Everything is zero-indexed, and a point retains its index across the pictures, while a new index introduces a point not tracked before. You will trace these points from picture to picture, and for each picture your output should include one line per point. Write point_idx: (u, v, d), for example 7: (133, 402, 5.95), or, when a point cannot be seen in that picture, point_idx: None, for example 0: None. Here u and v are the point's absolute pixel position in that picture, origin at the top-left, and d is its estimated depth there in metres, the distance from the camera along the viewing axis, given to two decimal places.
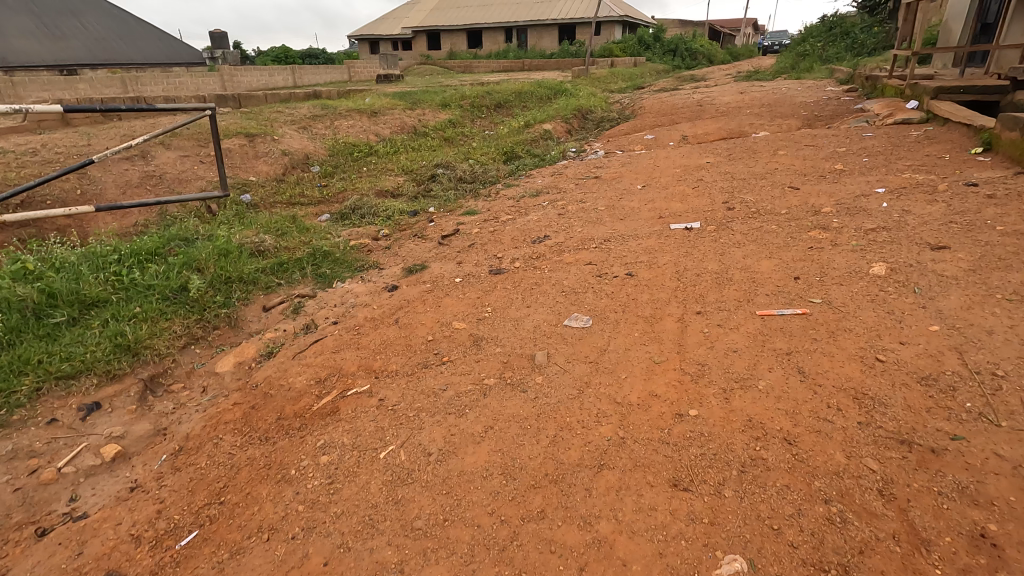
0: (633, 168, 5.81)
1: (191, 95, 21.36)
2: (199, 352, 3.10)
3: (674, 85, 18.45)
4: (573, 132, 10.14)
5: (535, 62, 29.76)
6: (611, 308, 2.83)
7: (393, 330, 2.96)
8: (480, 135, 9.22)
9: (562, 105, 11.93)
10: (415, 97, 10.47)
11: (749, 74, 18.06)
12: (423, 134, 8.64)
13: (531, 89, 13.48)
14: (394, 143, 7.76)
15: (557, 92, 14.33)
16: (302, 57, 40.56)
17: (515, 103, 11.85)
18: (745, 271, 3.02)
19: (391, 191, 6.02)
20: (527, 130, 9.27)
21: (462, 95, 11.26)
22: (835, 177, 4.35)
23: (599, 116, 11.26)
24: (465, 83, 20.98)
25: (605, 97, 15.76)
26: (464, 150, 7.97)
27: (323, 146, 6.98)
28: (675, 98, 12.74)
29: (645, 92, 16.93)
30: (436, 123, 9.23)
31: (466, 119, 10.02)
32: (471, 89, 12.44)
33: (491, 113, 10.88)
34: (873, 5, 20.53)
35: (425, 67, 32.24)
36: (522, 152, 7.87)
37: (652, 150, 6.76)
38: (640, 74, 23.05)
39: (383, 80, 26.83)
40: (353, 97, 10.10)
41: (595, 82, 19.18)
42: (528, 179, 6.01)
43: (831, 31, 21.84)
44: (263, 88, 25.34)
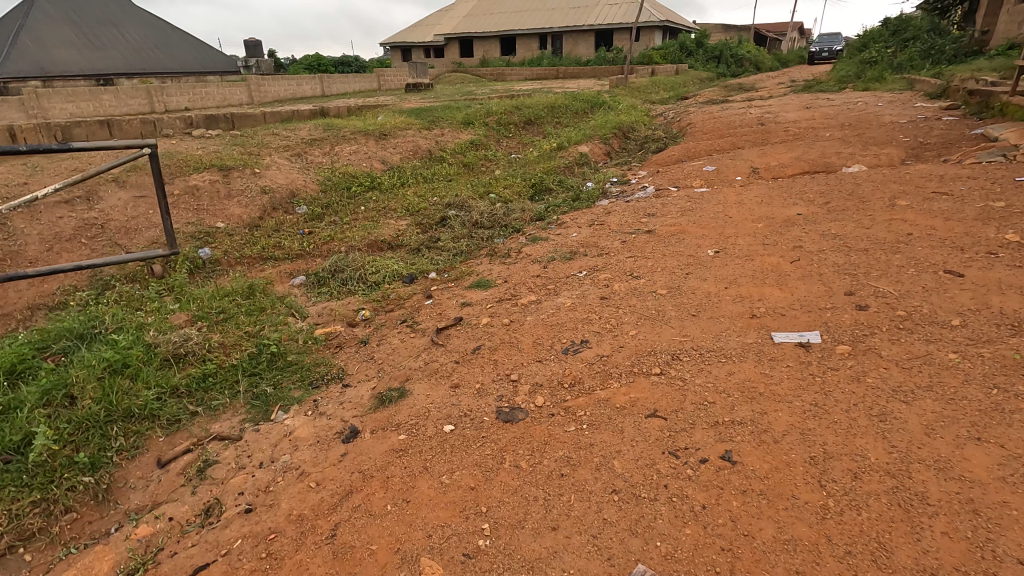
0: (694, 217, 4.50)
1: (217, 106, 20.88)
2: (29, 559, 1.98)
3: (722, 96, 16.91)
4: (612, 154, 8.86)
5: (570, 70, 28.56)
6: (704, 558, 1.55)
7: (318, 562, 1.74)
8: (505, 159, 8.02)
9: (599, 122, 10.63)
10: (434, 114, 9.33)
11: (806, 84, 16.39)
12: (439, 160, 7.49)
13: (564, 102, 12.22)
14: (403, 174, 6.63)
15: (593, 106, 13.03)
16: (334, 65, 40.30)
17: (546, 119, 10.62)
18: (946, 481, 1.67)
19: (387, 242, 4.86)
20: (559, 155, 8.02)
21: (487, 111, 10.09)
22: (1013, 257, 2.97)
23: (642, 135, 9.92)
24: (495, 94, 19.89)
25: (647, 110, 14.38)
26: (485, 182, 6.77)
27: (316, 179, 5.90)
28: (728, 113, 11.28)
29: (690, 104, 15.53)
30: (454, 146, 8.07)
31: (489, 139, 8.84)
32: (498, 103, 11.27)
33: (518, 132, 9.66)
34: None
35: (455, 75, 31.42)
36: (552, 184, 6.63)
37: (714, 189, 5.43)
38: (683, 83, 21.54)
39: (413, 89, 26.00)
40: (365, 114, 9.04)
41: (634, 92, 17.79)
42: (558, 228, 4.76)
43: (896, 35, 19.93)
44: (292, 97, 24.81)
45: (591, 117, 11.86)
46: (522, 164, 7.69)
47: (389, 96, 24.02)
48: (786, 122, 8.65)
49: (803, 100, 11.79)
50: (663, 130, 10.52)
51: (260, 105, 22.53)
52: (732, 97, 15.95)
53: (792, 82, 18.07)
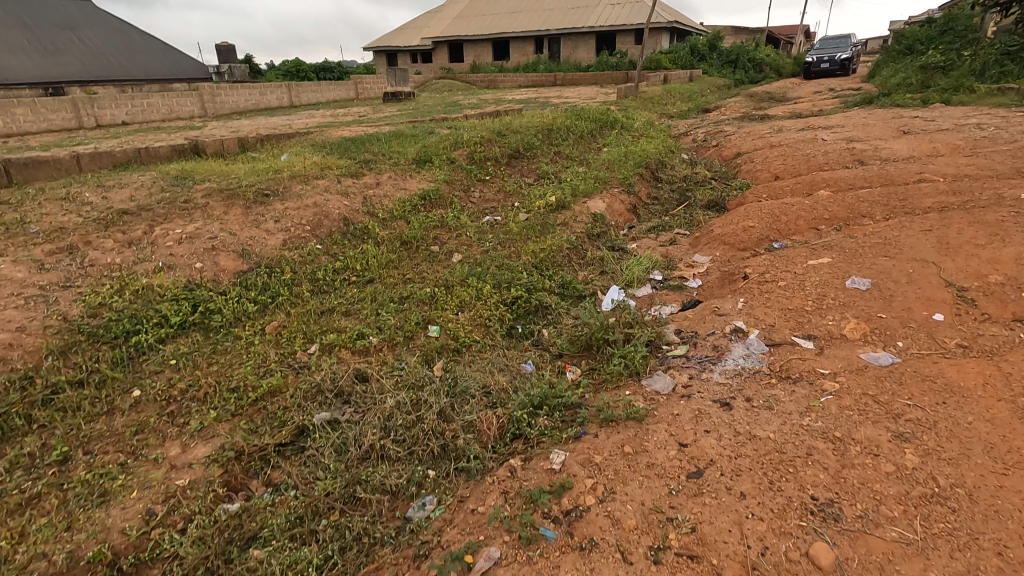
0: (978, 558, 1.47)
1: (160, 121, 17.89)
2: None
3: (755, 110, 13.92)
4: (639, 214, 5.84)
5: (568, 76, 25.82)
6: None
7: None
8: (471, 231, 5.00)
9: (612, 154, 7.62)
10: (373, 149, 6.30)
11: (858, 97, 13.42)
12: (357, 240, 4.47)
13: (563, 123, 9.18)
14: (271, 282, 3.61)
15: (602, 127, 9.99)
16: (315, 71, 37.48)
17: (539, 152, 7.58)
18: None
19: (105, 567, 1.85)
20: (558, 221, 4.98)
21: (456, 141, 7.05)
22: None
23: (677, 175, 6.91)
24: (484, 107, 16.97)
25: (668, 132, 11.41)
26: (426, 292, 3.74)
27: (63, 316, 2.90)
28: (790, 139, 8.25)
29: (718, 121, 12.67)
30: (390, 211, 5.05)
31: (454, 191, 5.82)
32: (476, 126, 8.28)
33: (499, 174, 6.61)
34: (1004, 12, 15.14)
35: (443, 82, 28.61)
36: (548, 300, 3.61)
37: (909, 363, 2.42)
38: (701, 93, 18.61)
39: (393, 99, 23.05)
40: (267, 150, 6.00)
41: (648, 106, 14.81)
42: (562, 539, 1.73)
43: (950, 33, 17.12)
44: (255, 108, 21.89)
45: (600, 145, 8.84)
46: (498, 242, 4.66)
47: (365, 108, 21.07)
48: (906, 165, 5.64)
49: (884, 121, 8.77)
50: (704, 166, 7.51)
51: (214, 118, 19.53)
52: (770, 112, 12.95)
53: (835, 94, 15.11)
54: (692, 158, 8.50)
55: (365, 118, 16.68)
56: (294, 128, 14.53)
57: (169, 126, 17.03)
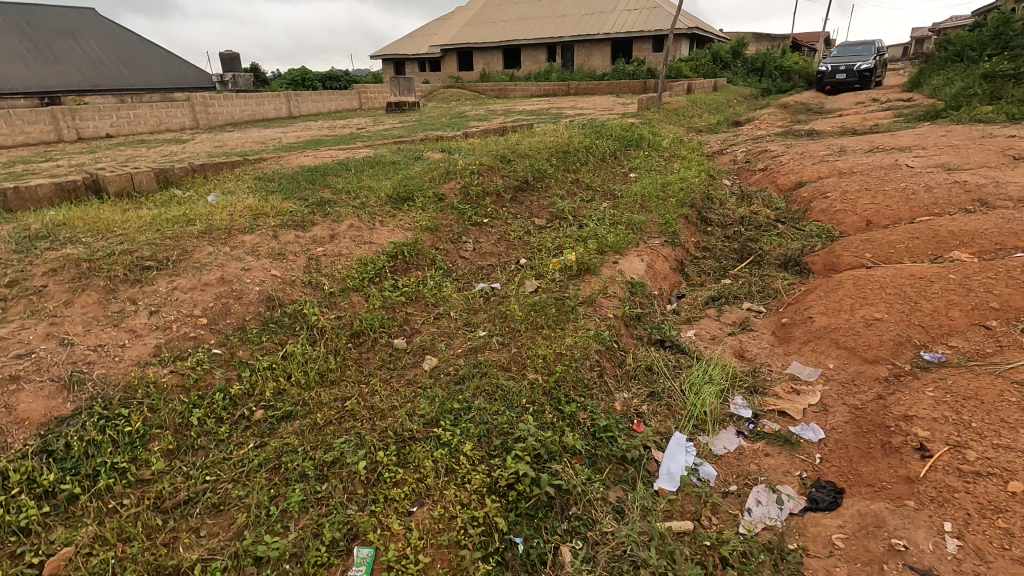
0: None
1: (146, 134, 16.71)
2: None
3: (796, 124, 12.32)
4: (688, 276, 4.32)
5: (582, 86, 24.47)
6: None
7: None
8: (457, 313, 3.51)
9: (643, 185, 6.10)
10: (336, 183, 4.84)
11: (916, 111, 11.78)
12: (281, 335, 3.00)
13: (581, 143, 7.68)
14: (100, 442, 2.15)
15: (626, 146, 8.47)
16: (320, 80, 36.51)
17: (553, 183, 6.08)
18: None
19: None
20: (581, 298, 3.47)
21: (447, 170, 5.57)
22: None
23: (731, 215, 5.37)
24: (492, 120, 15.59)
25: (702, 152, 9.87)
26: (366, 453, 2.25)
27: None
28: (864, 164, 6.66)
29: (756, 137, 11.14)
30: (341, 281, 3.57)
31: (438, 244, 4.34)
32: (476, 148, 6.84)
33: (500, 215, 5.12)
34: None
35: (450, 91, 27.38)
36: (569, 477, 2.10)
37: None
38: (728, 104, 17.05)
39: (396, 109, 21.78)
40: (195, 187, 4.58)
41: (673, 120, 13.29)
42: None
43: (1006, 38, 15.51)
44: (251, 119, 20.73)
45: (627, 170, 7.32)
46: (493, 336, 3.16)
47: (366, 120, 19.79)
48: None
49: (976, 142, 7.14)
50: (759, 201, 5.97)
51: (206, 129, 18.33)
52: (816, 126, 11.34)
53: (883, 107, 13.53)
54: (740, 189, 6.95)
55: (362, 132, 15.36)
56: (283, 145, 13.22)
57: (154, 139, 15.84)
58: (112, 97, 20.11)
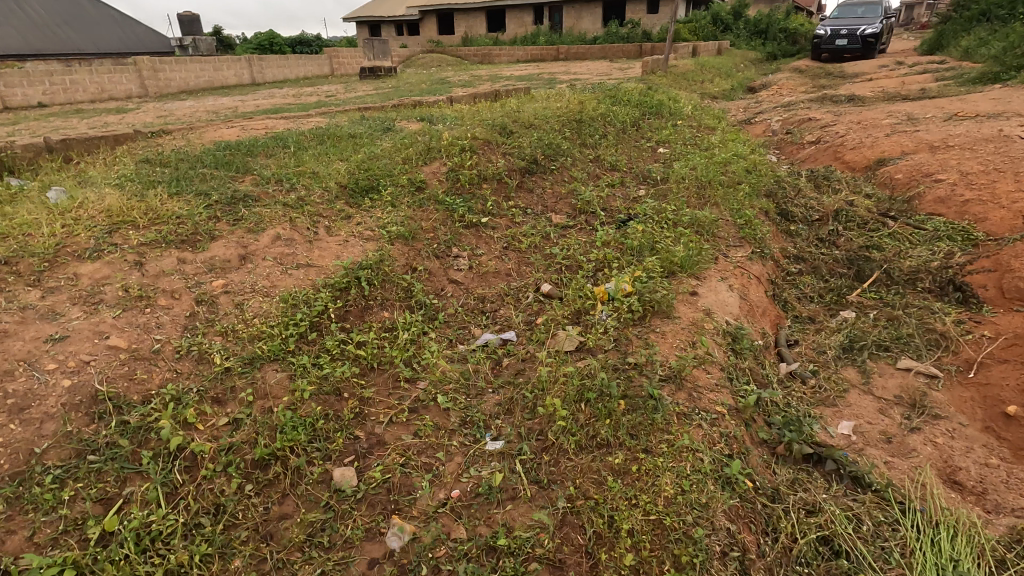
0: None
1: (86, 103, 14.74)
2: None
3: (825, 90, 10.86)
4: (789, 305, 2.92)
5: (573, 51, 22.74)
6: None
7: None
8: (449, 395, 2.09)
9: (687, 164, 4.64)
10: (263, 167, 3.31)
11: (959, 74, 10.36)
12: (105, 484, 1.55)
13: (594, 111, 6.15)
14: None
15: (646, 113, 6.98)
16: (290, 45, 34.00)
17: (569, 165, 4.59)
18: None
19: None
20: (660, 370, 2.05)
21: (428, 146, 4.04)
22: None
23: (816, 205, 3.95)
24: (479, 88, 13.94)
25: (729, 122, 8.39)
26: None
27: None
28: (957, 135, 5.25)
29: (785, 104, 9.70)
30: (250, 343, 2.11)
31: (416, 264, 2.86)
32: (466, 115, 5.30)
33: (504, 213, 3.65)
34: None
35: (431, 56, 25.36)
36: None
37: None
38: (738, 69, 15.50)
39: (371, 75, 19.78)
40: (44, 174, 3.04)
41: (684, 86, 11.75)
42: None
43: None
44: (210, 87, 18.71)
45: (654, 144, 5.85)
46: (519, 464, 1.75)
47: (337, 87, 17.91)
48: None
49: None
50: (840, 185, 4.56)
51: (155, 98, 16.26)
52: (852, 91, 9.87)
53: (916, 70, 12.14)
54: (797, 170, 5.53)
55: (331, 101, 13.55)
56: (237, 115, 11.41)
57: (93, 108, 13.87)
58: (48, 59, 17.81)
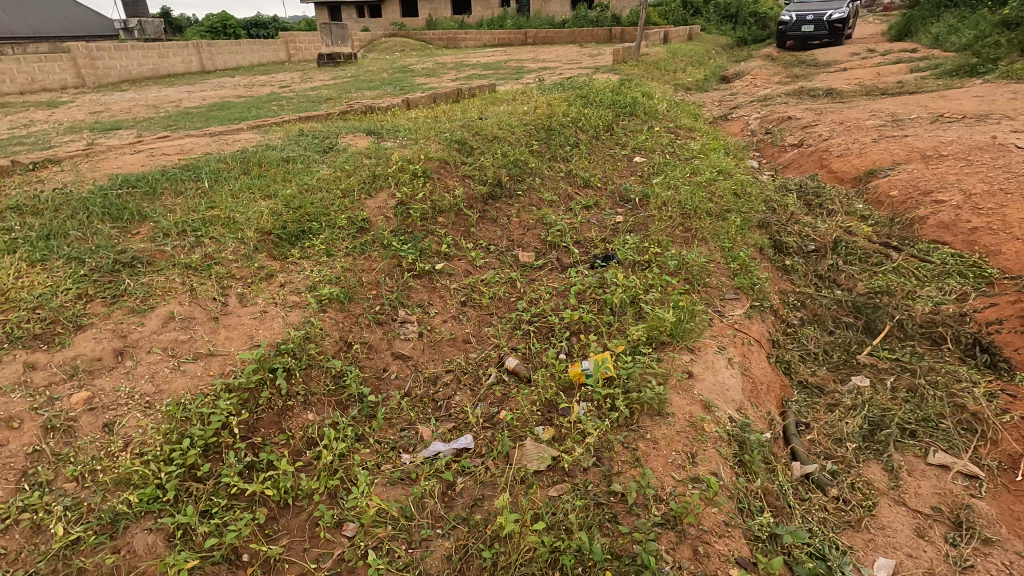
0: None
1: (13, 95, 13.51)
2: None
3: (800, 82, 10.55)
4: (794, 371, 2.51)
5: (541, 35, 22.08)
6: None
7: None
8: (384, 548, 1.60)
9: (667, 184, 4.19)
10: (167, 213, 2.74)
11: (933, 66, 10.13)
12: None
13: (564, 116, 5.64)
14: None
15: (620, 113, 6.50)
16: (245, 27, 32.32)
17: (537, 187, 4.09)
18: None
19: None
20: (654, 510, 1.61)
21: (373, 170, 3.48)
22: None
23: (812, 233, 3.55)
24: (443, 78, 13.26)
25: (705, 121, 7.98)
26: None
27: None
28: (951, 142, 4.92)
29: (760, 97, 9.37)
30: (114, 492, 1.58)
31: (353, 338, 2.35)
32: (423, 124, 4.75)
33: (462, 255, 3.14)
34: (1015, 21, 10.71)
35: (394, 40, 24.34)
36: None
37: None
38: (710, 56, 15.12)
39: (330, 63, 18.77)
40: None
41: (657, 78, 11.30)
42: None
43: None
44: (155, 76, 17.48)
45: (630, 154, 5.41)
46: None
47: (294, 75, 16.93)
48: None
49: None
50: (833, 203, 4.19)
51: (93, 89, 15.04)
52: (828, 84, 9.58)
53: (888, 59, 11.95)
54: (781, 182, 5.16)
55: (285, 94, 12.68)
56: (180, 112, 10.51)
57: (21, 101, 12.70)
58: None
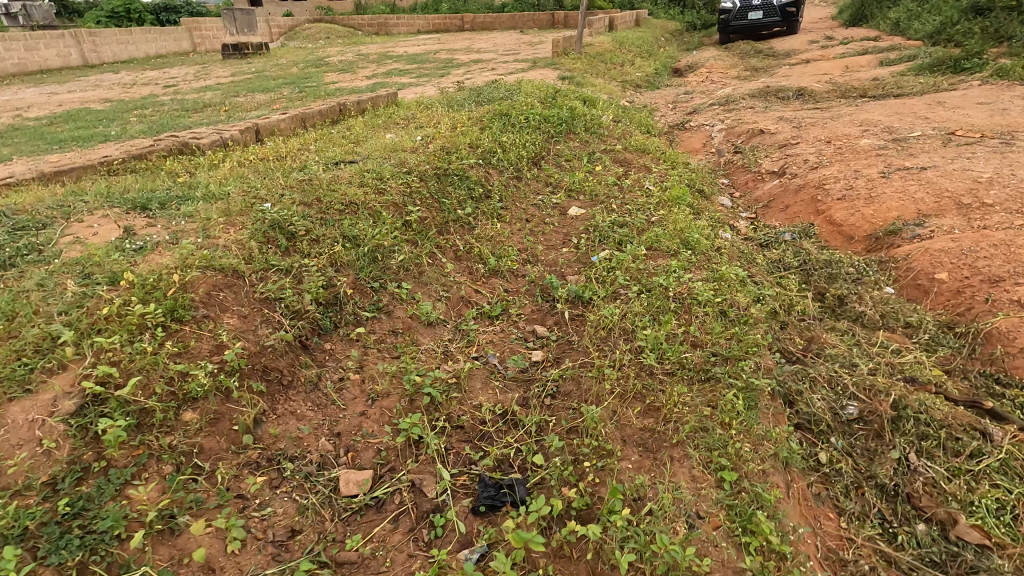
0: None
1: None
2: None
3: (762, 77, 9.28)
4: None
5: (478, 20, 20.36)
6: None
7: None
8: None
9: (611, 279, 2.72)
10: None
11: (907, 59, 9.00)
12: None
13: (470, 150, 4.07)
14: None
15: (552, 136, 5.01)
16: (153, 12, 29.10)
17: (407, 295, 2.55)
18: None
19: None
20: None
21: (58, 317, 1.85)
22: None
23: (851, 381, 2.14)
24: (359, 76, 11.47)
25: (659, 134, 6.59)
26: None
27: None
28: (990, 182, 3.62)
29: (720, 97, 8.08)
30: None
31: None
32: (246, 179, 3.14)
33: (213, 507, 1.59)
34: (980, 10, 9.78)
35: (316, 27, 22.04)
36: None
37: None
38: (659, 45, 13.80)
39: (236, 54, 16.44)
40: None
41: (602, 74, 9.83)
42: None
43: None
44: (23, 73, 14.86)
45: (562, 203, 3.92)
46: None
47: (191, 71, 14.68)
48: None
49: None
50: (855, 293, 2.83)
51: None
52: (796, 81, 8.38)
53: (852, 48, 10.90)
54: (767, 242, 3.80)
55: (166, 97, 10.58)
56: (14, 124, 8.35)
57: None
58: None
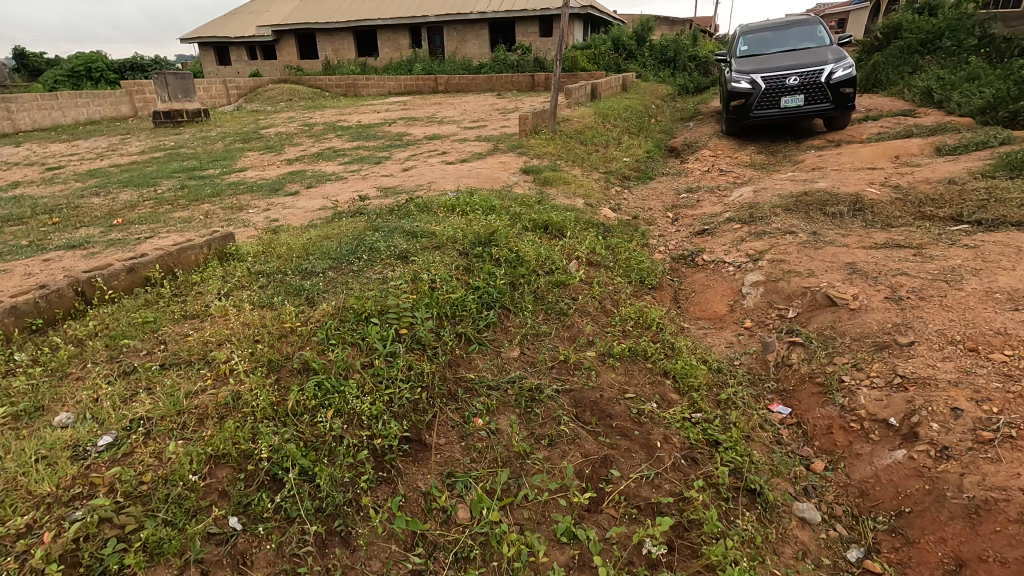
0: None
1: None
2: None
3: (787, 169, 7.15)
4: None
5: (453, 82, 18.73)
6: None
7: None
8: None
9: None
10: None
11: (977, 147, 6.89)
12: None
13: (206, 492, 1.74)
14: None
15: (462, 354, 2.67)
16: (117, 71, 27.71)
17: None
18: None
19: None
20: None
21: None
22: None
23: None
24: (285, 158, 9.35)
25: (658, 282, 4.29)
26: None
27: None
28: None
29: (739, 204, 5.88)
30: None
31: None
32: None
33: None
34: None
35: (278, 87, 20.34)
36: None
37: None
38: (651, 115, 11.89)
39: (169, 123, 14.51)
40: None
41: (579, 162, 7.69)
42: None
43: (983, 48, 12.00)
44: None
45: None
46: None
47: (107, 144, 12.64)
48: None
49: None
50: None
51: None
52: (838, 179, 6.23)
53: (889, 125, 8.88)
54: None
55: (29, 186, 8.35)
56: None
57: None
58: None
